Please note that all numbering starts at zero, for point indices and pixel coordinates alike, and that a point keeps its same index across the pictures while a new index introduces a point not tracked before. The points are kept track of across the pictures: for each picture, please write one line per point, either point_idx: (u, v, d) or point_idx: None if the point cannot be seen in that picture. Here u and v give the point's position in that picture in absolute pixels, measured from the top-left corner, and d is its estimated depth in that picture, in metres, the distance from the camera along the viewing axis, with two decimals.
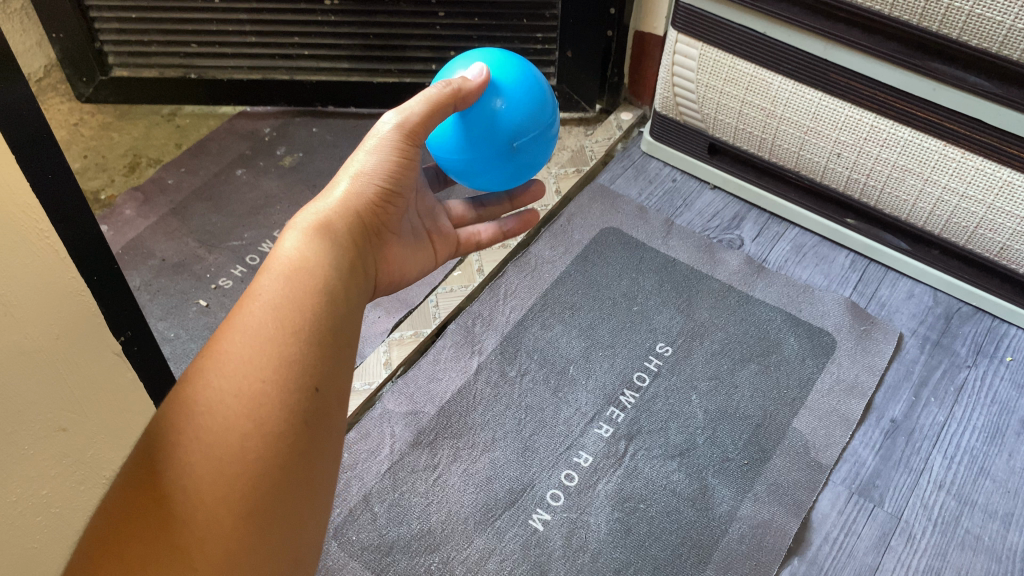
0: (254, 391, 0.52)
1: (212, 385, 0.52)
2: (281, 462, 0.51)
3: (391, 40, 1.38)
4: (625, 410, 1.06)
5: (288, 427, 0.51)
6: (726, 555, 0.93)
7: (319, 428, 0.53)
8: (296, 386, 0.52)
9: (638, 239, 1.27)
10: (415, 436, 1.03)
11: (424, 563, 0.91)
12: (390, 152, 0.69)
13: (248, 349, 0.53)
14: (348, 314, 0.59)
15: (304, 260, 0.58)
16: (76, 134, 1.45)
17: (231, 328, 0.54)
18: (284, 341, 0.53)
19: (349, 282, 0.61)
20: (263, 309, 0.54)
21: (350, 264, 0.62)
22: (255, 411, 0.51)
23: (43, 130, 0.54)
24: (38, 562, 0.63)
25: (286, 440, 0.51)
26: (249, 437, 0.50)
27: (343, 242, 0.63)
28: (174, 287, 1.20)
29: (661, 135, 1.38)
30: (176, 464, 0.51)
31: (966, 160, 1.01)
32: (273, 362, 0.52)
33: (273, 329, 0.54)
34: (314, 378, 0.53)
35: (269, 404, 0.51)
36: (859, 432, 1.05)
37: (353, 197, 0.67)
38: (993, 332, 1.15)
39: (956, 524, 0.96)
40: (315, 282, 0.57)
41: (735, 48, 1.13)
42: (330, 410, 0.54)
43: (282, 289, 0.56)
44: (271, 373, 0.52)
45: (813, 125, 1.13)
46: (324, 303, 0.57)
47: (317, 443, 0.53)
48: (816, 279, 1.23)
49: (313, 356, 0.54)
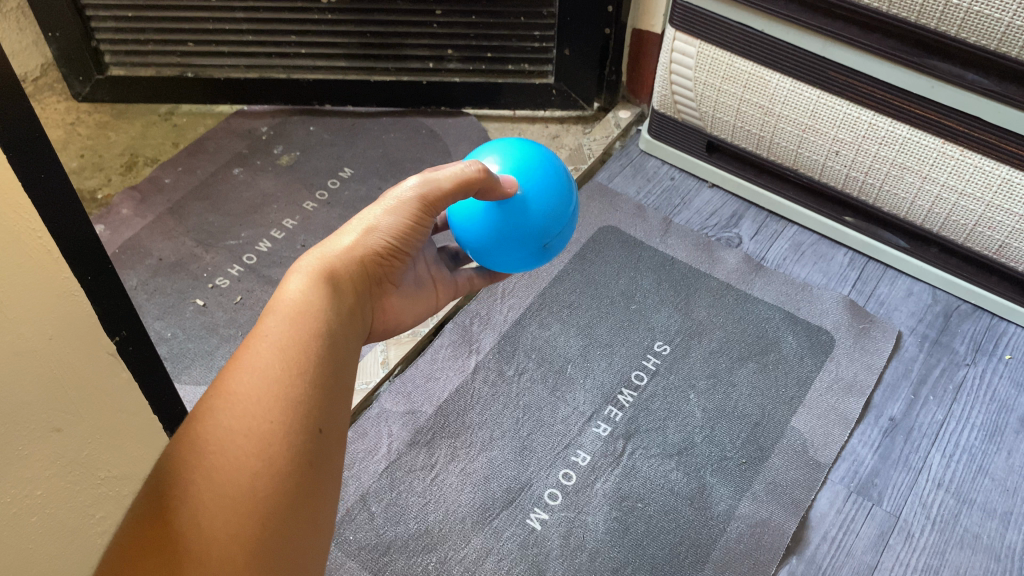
0: (260, 429, 0.53)
1: (217, 423, 0.53)
2: (287, 500, 0.51)
3: (388, 38, 1.37)
4: (623, 409, 1.06)
5: (294, 464, 0.52)
6: (724, 553, 0.92)
7: (320, 469, 0.54)
8: (303, 425, 0.54)
9: (635, 237, 1.27)
10: (412, 435, 1.03)
11: (421, 563, 0.91)
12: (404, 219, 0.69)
13: (255, 388, 0.54)
14: (347, 359, 0.60)
15: (309, 303, 0.60)
16: (73, 133, 1.44)
17: (237, 368, 0.55)
18: (291, 382, 0.55)
19: (347, 329, 0.62)
20: (269, 349, 0.56)
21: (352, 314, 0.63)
22: (261, 446, 0.52)
23: (35, 129, 0.54)
24: (34, 565, 0.62)
25: (292, 479, 0.52)
26: (259, 476, 0.51)
27: (346, 294, 0.64)
28: (171, 287, 1.20)
29: (659, 133, 1.37)
30: (186, 497, 0.51)
31: (964, 158, 1.01)
32: (280, 401, 0.54)
33: (280, 369, 0.55)
34: (318, 420, 0.55)
35: (276, 441, 0.52)
36: (858, 430, 1.04)
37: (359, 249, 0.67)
38: (992, 329, 1.15)
39: (955, 522, 0.96)
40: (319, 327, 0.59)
41: (732, 46, 1.13)
42: (331, 451, 0.55)
43: (287, 330, 0.57)
44: (279, 412, 0.53)
45: (811, 123, 1.12)
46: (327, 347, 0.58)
47: (317, 481, 0.54)
48: (814, 277, 1.22)
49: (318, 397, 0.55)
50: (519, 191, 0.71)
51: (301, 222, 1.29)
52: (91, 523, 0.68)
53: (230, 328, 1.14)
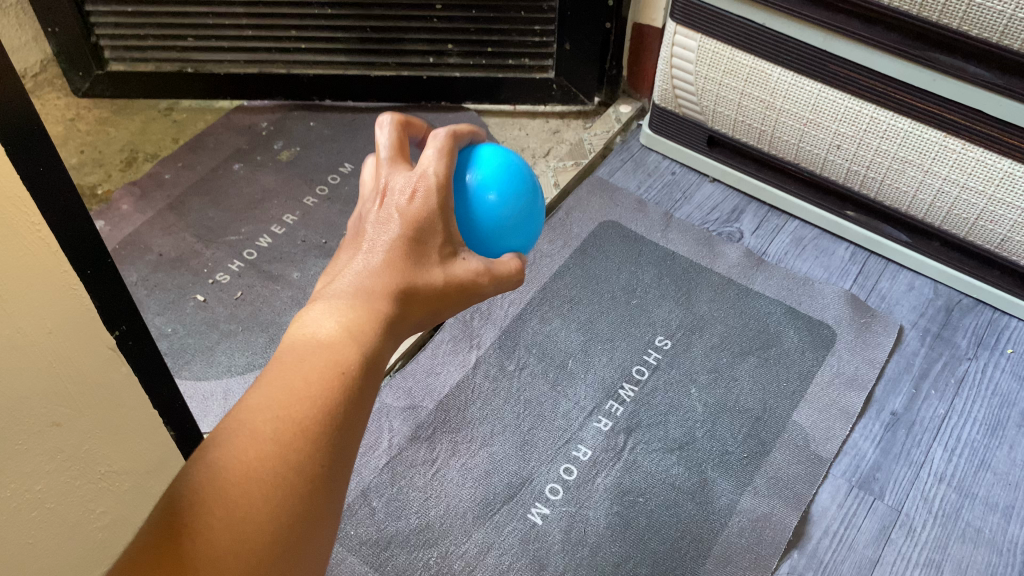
0: (291, 466, 0.48)
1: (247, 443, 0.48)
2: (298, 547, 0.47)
3: (388, 33, 1.37)
4: (624, 404, 1.05)
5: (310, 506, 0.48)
6: (725, 548, 0.92)
7: (331, 511, 0.49)
8: (336, 470, 0.49)
9: (636, 231, 1.27)
10: (413, 431, 1.03)
11: (422, 558, 0.91)
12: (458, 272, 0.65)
13: (289, 412, 0.49)
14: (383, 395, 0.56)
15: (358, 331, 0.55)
16: (72, 129, 1.44)
17: (285, 386, 0.50)
18: (337, 421, 0.50)
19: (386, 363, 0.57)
20: (313, 372, 0.51)
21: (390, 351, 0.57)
22: (287, 484, 0.47)
23: (35, 123, 0.54)
24: (36, 553, 0.63)
25: (307, 525, 0.48)
26: (287, 510, 0.47)
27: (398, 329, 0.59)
28: (171, 282, 1.20)
29: (660, 128, 1.37)
30: (201, 517, 0.46)
31: (966, 152, 1.01)
32: (315, 434, 0.49)
33: (322, 396, 0.50)
34: (345, 464, 0.50)
35: (300, 472, 0.48)
36: (859, 425, 1.04)
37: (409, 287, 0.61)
38: (994, 324, 1.15)
39: (957, 516, 0.96)
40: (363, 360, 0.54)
41: (734, 40, 1.12)
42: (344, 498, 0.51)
43: (336, 358, 0.52)
44: (322, 451, 0.49)
45: (812, 117, 1.12)
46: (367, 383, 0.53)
47: (323, 524, 0.49)
48: (816, 271, 1.22)
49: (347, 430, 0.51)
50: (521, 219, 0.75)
51: (301, 218, 1.29)
52: (91, 517, 0.68)
53: (230, 324, 1.14)
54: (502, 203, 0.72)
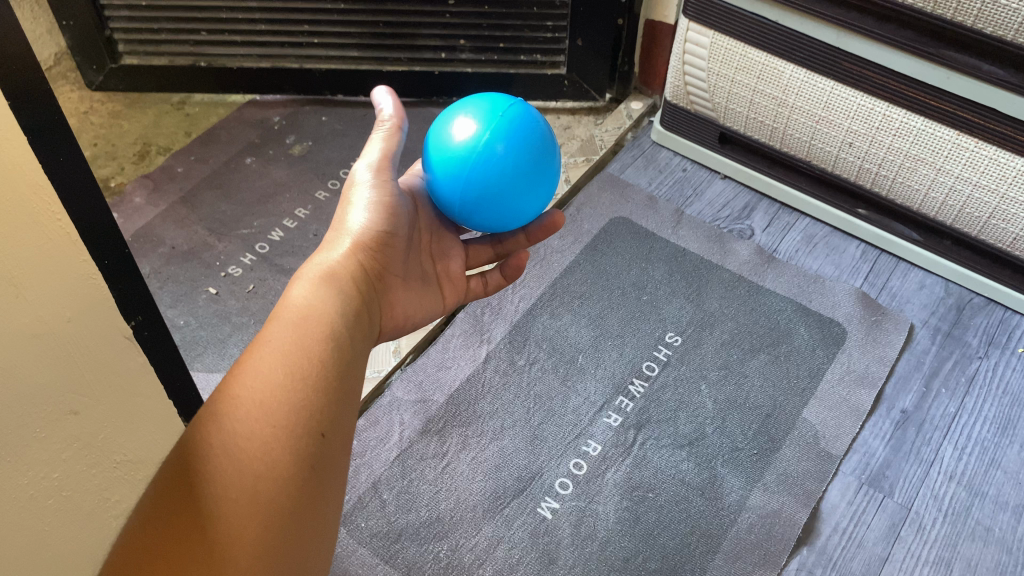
0: (261, 439, 0.55)
1: (225, 437, 0.55)
2: (291, 496, 0.54)
3: (400, 28, 1.37)
4: (634, 400, 1.06)
5: (302, 475, 0.55)
6: (735, 544, 0.92)
7: (323, 474, 0.56)
8: (305, 429, 0.56)
9: (647, 228, 1.27)
10: (424, 424, 1.03)
11: (433, 550, 0.91)
12: (376, 194, 0.75)
13: (249, 396, 0.57)
14: (352, 356, 0.63)
15: (301, 302, 0.64)
16: (86, 122, 1.45)
17: (244, 373, 0.58)
18: (294, 388, 0.58)
19: (349, 329, 0.65)
20: (267, 358, 0.59)
21: (349, 312, 0.66)
22: (275, 460, 0.54)
23: (56, 113, 0.54)
24: (58, 536, 0.64)
25: (290, 478, 0.54)
26: (265, 472, 0.54)
27: (347, 290, 0.68)
28: (184, 275, 1.20)
29: (671, 125, 1.37)
30: (199, 510, 0.53)
31: (979, 150, 1.00)
32: (284, 409, 0.56)
33: (283, 376, 0.58)
34: (318, 424, 0.57)
35: (281, 448, 0.55)
36: (870, 422, 1.04)
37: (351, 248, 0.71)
38: (1005, 323, 1.15)
39: (966, 515, 0.96)
40: (313, 326, 0.62)
41: (746, 37, 1.12)
42: (334, 455, 0.58)
43: (290, 336, 0.61)
44: (283, 417, 0.56)
45: (825, 114, 1.12)
46: (326, 343, 0.62)
47: (323, 489, 0.56)
48: (826, 269, 1.22)
49: (320, 397, 0.58)
50: (528, 155, 0.72)
51: (313, 212, 1.29)
52: (106, 506, 0.68)
53: (242, 317, 1.15)
54: (508, 151, 0.71)
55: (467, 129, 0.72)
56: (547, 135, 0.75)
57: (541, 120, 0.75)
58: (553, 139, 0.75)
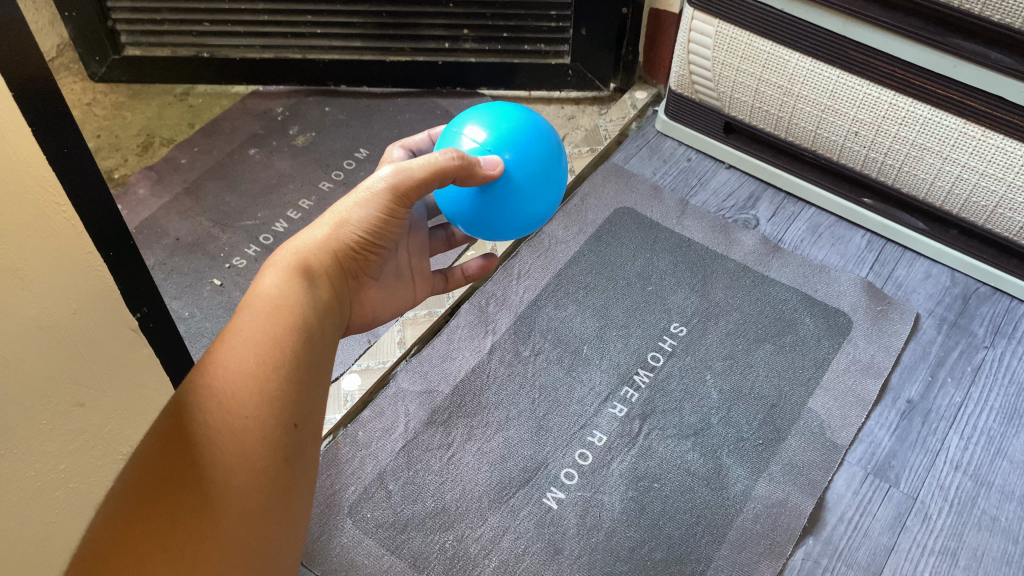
0: (233, 435, 0.55)
1: (200, 429, 0.55)
2: (262, 492, 0.54)
3: (403, 18, 1.37)
4: (639, 390, 1.05)
5: (273, 471, 0.55)
6: (741, 534, 0.92)
7: (294, 467, 0.57)
8: (278, 422, 0.56)
9: (652, 218, 1.27)
10: (429, 415, 1.03)
11: (438, 541, 0.91)
12: (379, 210, 0.69)
13: (222, 388, 0.56)
14: (323, 345, 0.63)
15: (277, 290, 0.62)
16: (89, 113, 1.44)
17: (215, 363, 0.57)
18: (266, 377, 0.57)
19: (322, 318, 0.64)
20: (239, 350, 0.58)
21: (324, 304, 0.65)
22: (246, 456, 0.54)
23: (61, 105, 0.53)
24: (69, 525, 0.64)
25: (260, 473, 0.54)
26: (237, 469, 0.54)
27: (322, 282, 0.67)
28: (188, 266, 1.20)
29: (676, 114, 1.36)
30: (171, 506, 0.53)
31: (986, 139, 1.00)
32: (256, 400, 0.56)
33: (255, 367, 0.57)
34: (290, 417, 0.57)
35: (253, 444, 0.54)
36: (875, 412, 1.04)
37: (331, 240, 0.69)
38: (1011, 312, 1.14)
39: (972, 504, 0.96)
40: (289, 316, 0.61)
41: (752, 25, 1.11)
42: (306, 446, 0.58)
43: (263, 325, 0.59)
44: (254, 409, 0.55)
45: (830, 103, 1.11)
46: (302, 335, 0.61)
47: (293, 483, 0.57)
48: (832, 259, 1.22)
49: (295, 388, 0.58)
50: (537, 163, 0.71)
51: (317, 203, 1.29)
52: None
53: None
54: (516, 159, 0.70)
55: (476, 138, 0.71)
56: (556, 146, 0.74)
57: (549, 131, 0.74)
58: (561, 145, 0.74)
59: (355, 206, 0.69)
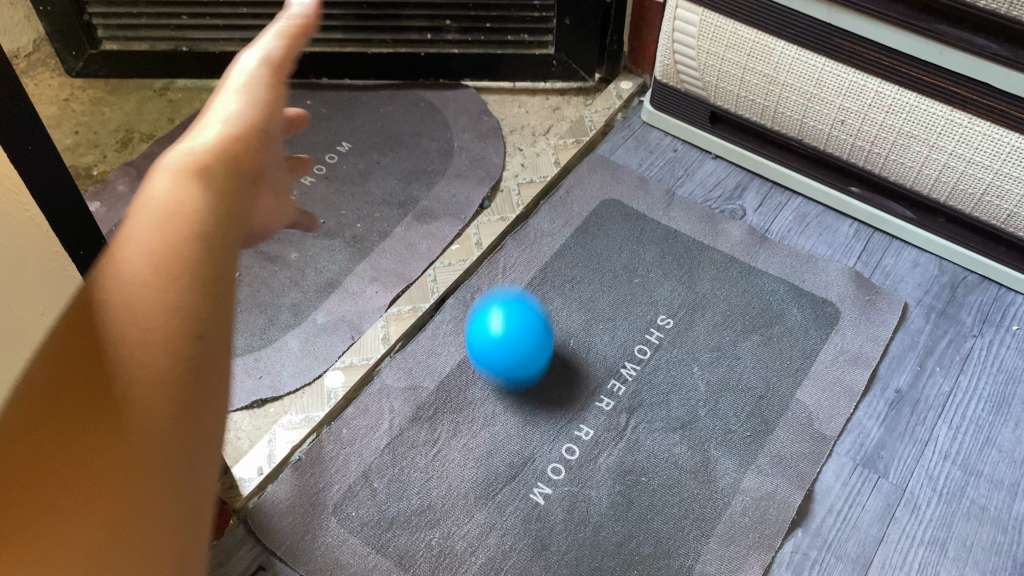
0: (136, 392, 0.32)
1: (76, 394, 0.32)
2: (187, 479, 0.33)
3: (385, 9, 1.36)
4: (626, 383, 1.05)
5: (180, 464, 0.33)
6: (729, 527, 0.92)
7: (209, 457, 0.35)
8: (194, 382, 0.34)
9: (638, 209, 1.25)
10: (414, 411, 1.02)
11: (424, 538, 0.90)
12: (274, 93, 0.50)
13: (117, 319, 0.33)
14: (222, 276, 0.37)
15: (165, 197, 0.38)
16: (66, 109, 1.42)
17: (103, 282, 0.34)
18: (183, 302, 0.35)
19: (238, 231, 0.40)
20: (128, 279, 0.34)
21: (245, 214, 0.41)
22: (156, 425, 0.32)
23: None
24: None
25: (181, 451, 0.33)
26: (138, 452, 0.32)
27: (228, 183, 0.42)
28: None
29: (661, 104, 1.35)
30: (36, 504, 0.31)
31: (973, 126, 0.99)
32: (175, 337, 0.34)
33: (168, 285, 0.35)
34: (211, 378, 0.35)
35: (169, 407, 0.33)
36: (864, 403, 1.03)
37: (229, 135, 0.44)
38: (1000, 300, 1.14)
39: (961, 494, 0.95)
40: (204, 231, 0.37)
41: (736, 12, 1.10)
42: (215, 432, 0.35)
43: (165, 231, 0.36)
44: (166, 358, 0.33)
45: (817, 92, 1.10)
46: (238, 243, 0.39)
47: (188, 496, 0.33)
48: (819, 249, 1.21)
49: (212, 307, 0.35)
50: None
51: (299, 197, 1.27)
52: None
53: None
54: None
55: None
56: None
57: None
58: None
59: (239, 93, 0.48)
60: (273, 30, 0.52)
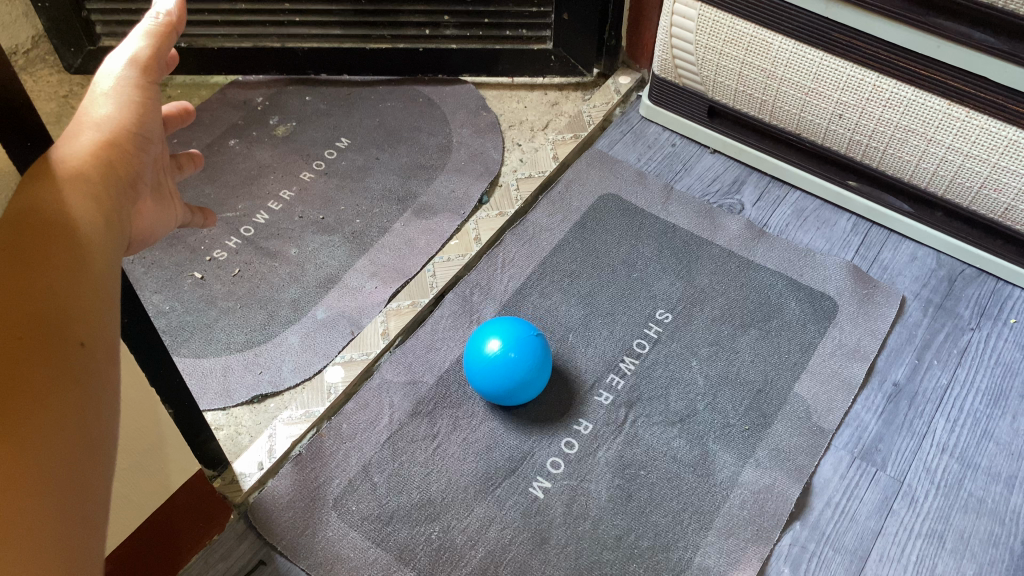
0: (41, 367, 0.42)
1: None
2: (81, 424, 0.43)
3: (383, 4, 1.35)
4: (625, 377, 1.05)
5: (76, 415, 0.43)
6: (728, 520, 0.92)
7: (95, 404, 0.45)
8: (82, 347, 0.44)
9: (636, 204, 1.26)
10: (414, 406, 1.02)
11: (424, 532, 0.91)
12: (137, 101, 0.60)
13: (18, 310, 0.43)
14: (102, 254, 0.49)
15: (38, 207, 0.47)
16: (66, 106, 1.42)
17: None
18: (86, 284, 0.47)
19: (112, 224, 0.52)
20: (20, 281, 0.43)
21: (108, 217, 0.51)
22: (63, 390, 0.42)
23: None
24: None
25: (75, 412, 0.43)
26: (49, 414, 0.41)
27: (108, 187, 0.53)
28: (168, 260, 1.18)
29: (659, 99, 1.36)
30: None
31: (970, 120, 0.99)
32: (70, 316, 0.45)
33: (60, 277, 0.45)
34: (99, 341, 0.46)
35: (67, 375, 0.43)
36: (861, 396, 1.04)
37: (99, 145, 0.55)
38: (997, 294, 1.14)
39: (958, 487, 0.96)
40: (77, 234, 0.48)
41: (734, 7, 1.10)
42: (97, 385, 0.45)
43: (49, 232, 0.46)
44: (68, 334, 0.44)
45: (815, 86, 1.10)
46: (98, 248, 0.49)
47: (86, 437, 0.43)
48: (817, 243, 1.21)
49: (93, 295, 0.47)
50: None
51: (299, 193, 1.28)
52: None
53: (229, 301, 1.13)
54: None
55: None
56: None
57: None
58: None
59: (110, 102, 0.59)
60: (140, 28, 0.63)
